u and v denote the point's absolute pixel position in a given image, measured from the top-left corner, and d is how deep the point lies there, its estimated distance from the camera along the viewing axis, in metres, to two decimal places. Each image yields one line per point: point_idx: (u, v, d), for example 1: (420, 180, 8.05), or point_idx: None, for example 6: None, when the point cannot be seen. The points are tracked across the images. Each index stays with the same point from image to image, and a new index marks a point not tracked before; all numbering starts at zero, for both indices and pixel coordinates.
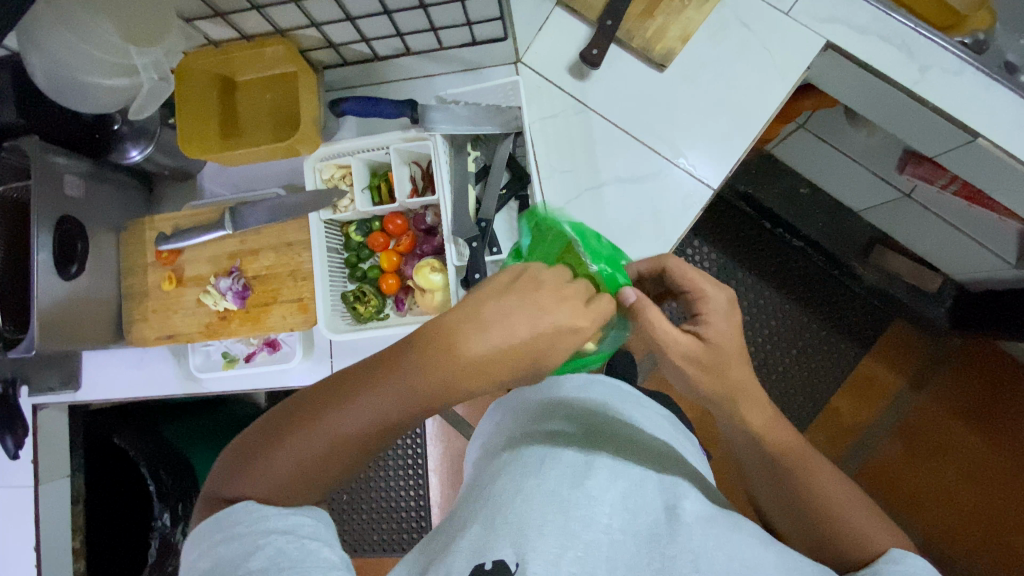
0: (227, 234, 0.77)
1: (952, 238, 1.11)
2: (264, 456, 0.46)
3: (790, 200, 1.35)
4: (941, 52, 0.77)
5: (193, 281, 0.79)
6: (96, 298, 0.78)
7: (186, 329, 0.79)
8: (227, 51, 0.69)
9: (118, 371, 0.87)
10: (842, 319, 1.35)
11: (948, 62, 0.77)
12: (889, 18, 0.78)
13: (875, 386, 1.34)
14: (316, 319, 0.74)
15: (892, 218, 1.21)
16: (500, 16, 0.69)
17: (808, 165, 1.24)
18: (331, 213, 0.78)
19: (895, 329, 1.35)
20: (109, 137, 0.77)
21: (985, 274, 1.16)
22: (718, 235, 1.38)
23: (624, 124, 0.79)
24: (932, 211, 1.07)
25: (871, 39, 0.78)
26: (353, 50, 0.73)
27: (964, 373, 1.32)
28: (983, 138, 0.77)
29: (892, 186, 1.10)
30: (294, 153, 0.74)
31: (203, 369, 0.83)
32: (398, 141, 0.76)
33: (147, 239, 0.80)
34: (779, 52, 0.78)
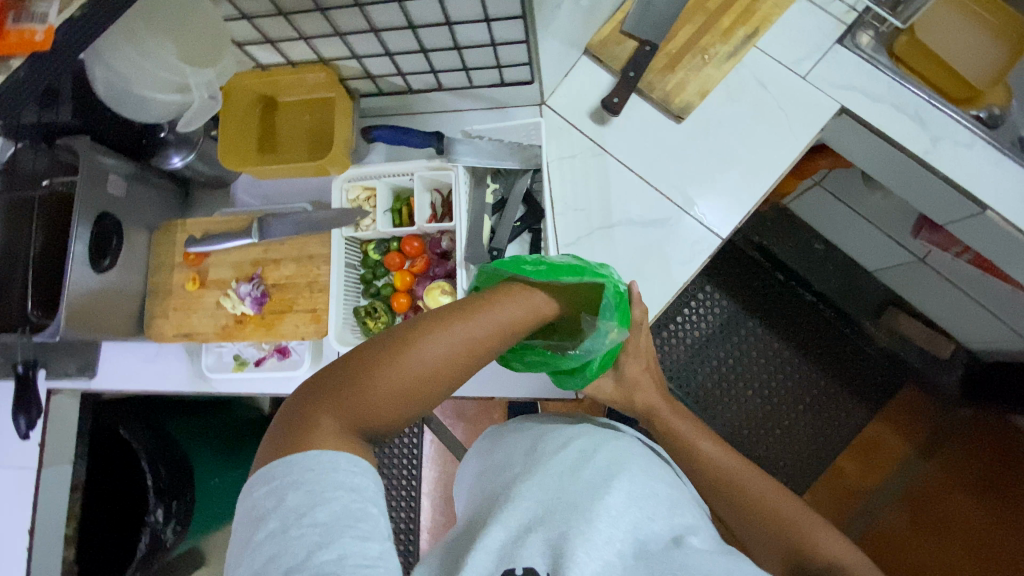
0: (253, 243, 0.81)
1: (966, 306, 1.11)
2: (346, 399, 0.44)
3: (804, 254, 1.36)
4: (953, 124, 0.79)
5: (215, 284, 0.83)
6: (123, 291, 0.82)
7: (202, 329, 0.82)
8: (274, 73, 0.75)
9: (133, 364, 0.90)
10: (852, 378, 1.34)
11: (961, 135, 0.79)
12: (903, 88, 0.81)
13: (882, 450, 1.32)
14: (327, 330, 0.77)
15: (905, 280, 1.21)
16: (528, 62, 0.73)
17: (823, 221, 1.26)
18: (353, 231, 0.81)
19: (905, 393, 1.32)
20: (154, 143, 0.83)
21: (997, 345, 1.16)
22: (732, 282, 1.39)
23: (638, 170, 0.83)
24: (945, 276, 1.08)
25: (884, 108, 0.81)
26: (388, 82, 0.78)
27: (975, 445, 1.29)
28: (992, 211, 0.78)
29: (906, 250, 1.11)
30: (324, 172, 0.78)
31: (214, 369, 0.85)
32: (423, 169, 0.80)
33: (177, 241, 0.85)
34: (794, 114, 0.81)
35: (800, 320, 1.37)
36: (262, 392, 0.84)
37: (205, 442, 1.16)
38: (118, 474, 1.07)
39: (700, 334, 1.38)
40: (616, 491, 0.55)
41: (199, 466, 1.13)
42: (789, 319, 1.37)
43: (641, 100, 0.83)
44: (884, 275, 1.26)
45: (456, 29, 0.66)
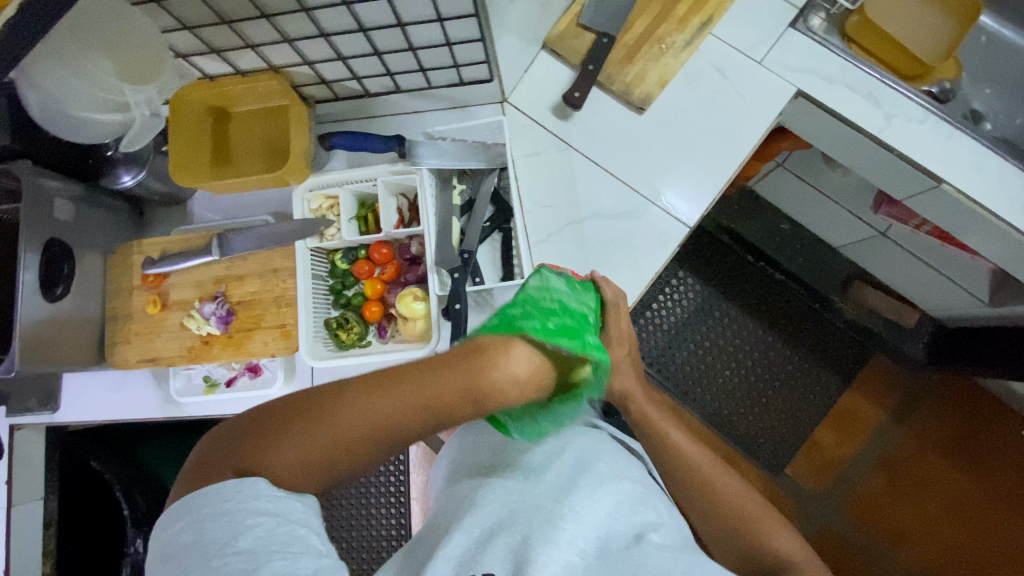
0: (215, 260, 0.78)
1: (925, 275, 1.15)
2: (268, 446, 0.47)
3: (771, 235, 1.38)
4: (905, 102, 0.81)
5: (177, 306, 0.80)
6: (80, 319, 0.79)
7: (168, 353, 0.79)
8: (222, 84, 0.72)
9: (97, 394, 0.86)
10: (824, 352, 1.37)
11: (913, 112, 0.81)
12: (855, 69, 0.82)
13: (855, 420, 1.36)
14: (298, 346, 0.75)
15: (868, 254, 1.25)
16: (486, 60, 0.72)
17: (787, 202, 1.28)
18: (318, 241, 0.79)
19: (875, 362, 1.36)
20: (101, 162, 0.78)
21: (960, 311, 1.19)
22: (703, 265, 1.41)
23: (604, 162, 0.83)
24: (905, 248, 1.11)
25: (839, 89, 0.82)
26: (344, 86, 0.76)
27: (945, 408, 1.33)
28: (947, 184, 0.80)
29: (868, 225, 1.14)
30: (283, 183, 0.76)
31: (183, 393, 0.82)
32: (386, 174, 0.79)
33: (135, 263, 0.81)
34: (753, 99, 0.82)
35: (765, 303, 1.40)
36: (236, 413, 0.82)
37: (181, 465, 1.14)
38: (93, 511, 1.03)
39: (676, 319, 1.40)
40: (581, 493, 0.59)
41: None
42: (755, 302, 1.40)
43: (602, 93, 0.83)
44: (849, 251, 1.28)
45: (408, 30, 0.64)
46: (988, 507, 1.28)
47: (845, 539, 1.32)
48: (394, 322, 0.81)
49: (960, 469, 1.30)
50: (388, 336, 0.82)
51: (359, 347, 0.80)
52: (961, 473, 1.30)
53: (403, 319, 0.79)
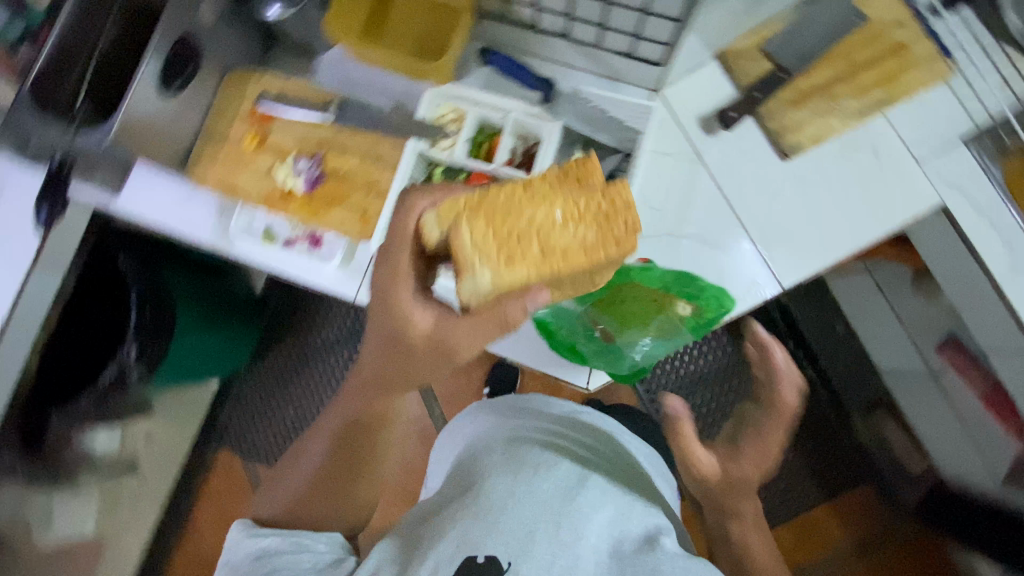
0: (325, 120, 0.78)
1: (948, 431, 1.08)
2: (287, 481, 0.81)
3: (823, 330, 1.30)
4: None
5: (273, 148, 0.80)
6: (175, 123, 0.78)
7: (248, 189, 0.80)
8: None
9: (156, 197, 0.82)
10: (819, 458, 1.36)
11: None
12: (1004, 206, 0.78)
13: (818, 531, 1.35)
14: (370, 237, 0.76)
15: (904, 389, 1.14)
16: (669, 43, 0.70)
17: (854, 306, 1.18)
18: (428, 146, 0.77)
19: (862, 490, 1.35)
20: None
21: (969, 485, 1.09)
22: (746, 330, 1.27)
23: (726, 190, 0.80)
24: (949, 398, 1.04)
25: (982, 220, 0.79)
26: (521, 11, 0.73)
27: (905, 555, 1.33)
28: None
29: (922, 359, 1.06)
30: (421, 76, 0.78)
31: (241, 233, 0.81)
32: (521, 114, 0.77)
33: (247, 94, 0.81)
34: (894, 193, 0.80)
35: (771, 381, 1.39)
36: (282, 273, 0.80)
37: (196, 303, 1.15)
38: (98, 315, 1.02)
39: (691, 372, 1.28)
40: (585, 504, 0.70)
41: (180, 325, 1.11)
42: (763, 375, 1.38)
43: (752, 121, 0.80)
44: (892, 382, 1.16)
45: None
46: None
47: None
48: None
49: None
50: None
51: None
52: None
53: None
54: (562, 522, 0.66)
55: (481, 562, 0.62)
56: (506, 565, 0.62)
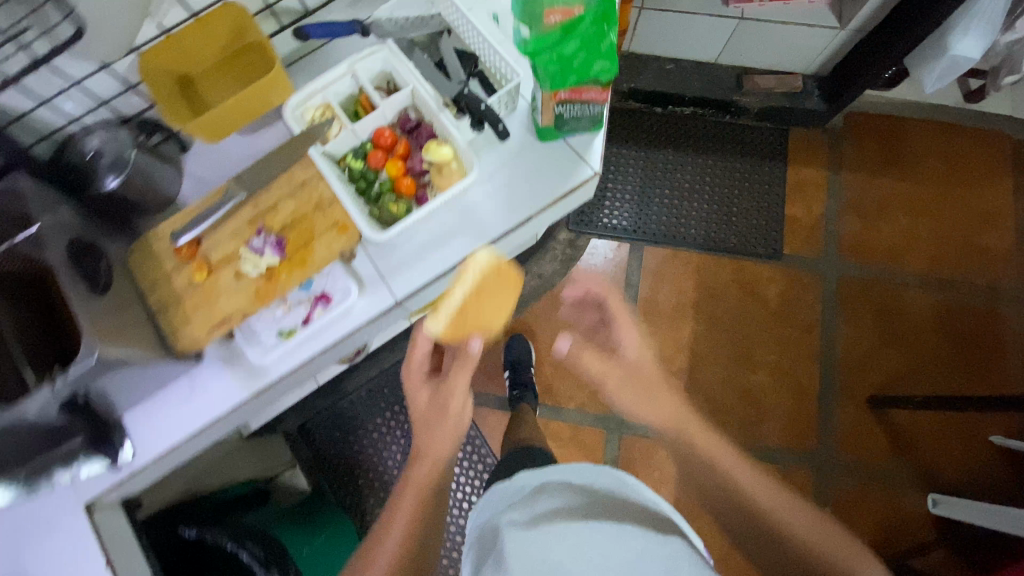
0: (241, 203, 0.79)
1: (772, 45, 1.54)
2: None
3: (685, 74, 1.66)
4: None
5: (223, 262, 0.77)
6: (130, 321, 0.74)
7: (234, 307, 0.76)
8: (206, 27, 0.77)
9: (172, 414, 0.81)
10: (752, 146, 1.71)
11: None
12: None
13: (808, 184, 1.70)
14: (360, 230, 0.78)
15: (738, 48, 1.58)
16: None
17: (662, 42, 1.60)
18: (326, 146, 0.83)
19: (794, 170, 1.70)
20: (84, 171, 0.78)
21: (822, 52, 1.54)
22: (633, 135, 1.74)
23: None
24: (762, 20, 1.45)
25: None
26: (285, 5, 0.83)
27: (858, 171, 1.70)
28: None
29: (727, 18, 1.46)
30: (268, 104, 0.80)
31: (263, 357, 0.81)
32: (358, 61, 0.84)
33: (158, 251, 0.78)
34: None
35: (708, 215, 1.68)
36: (320, 351, 0.82)
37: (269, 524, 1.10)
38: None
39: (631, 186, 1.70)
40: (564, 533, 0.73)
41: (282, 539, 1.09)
42: (716, 214, 1.67)
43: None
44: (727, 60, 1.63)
45: None
46: (896, 286, 1.62)
47: (885, 282, 1.63)
48: (429, 185, 0.85)
49: (880, 246, 1.66)
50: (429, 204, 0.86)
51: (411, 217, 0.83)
52: (884, 255, 1.65)
53: (437, 170, 0.83)
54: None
55: None
56: None
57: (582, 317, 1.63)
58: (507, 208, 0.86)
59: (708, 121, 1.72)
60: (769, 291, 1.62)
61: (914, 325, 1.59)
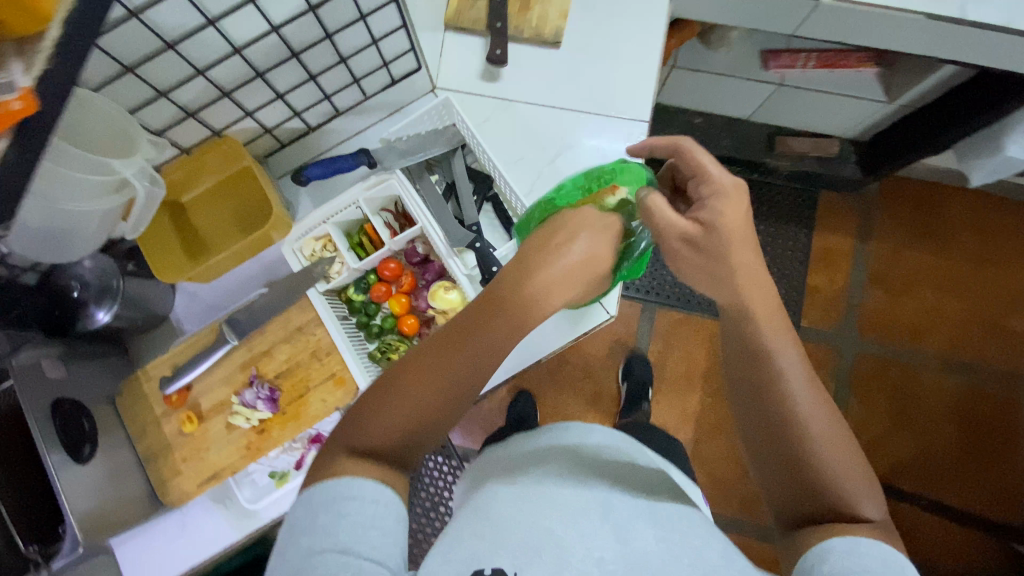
0: (233, 348, 0.75)
1: (813, 109, 1.42)
2: None
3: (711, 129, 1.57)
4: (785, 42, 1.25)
5: (215, 411, 0.74)
6: (118, 475, 0.71)
7: (226, 462, 0.73)
8: (200, 160, 0.71)
9: (163, 550, 0.79)
10: (779, 208, 1.62)
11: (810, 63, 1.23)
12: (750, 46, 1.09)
13: (833, 253, 1.61)
14: (358, 387, 0.73)
15: (776, 110, 1.46)
16: (411, 48, 0.75)
17: (691, 97, 1.49)
18: (326, 284, 0.78)
19: (818, 239, 1.61)
20: (70, 308, 0.74)
21: (867, 121, 1.42)
22: None
23: (545, 102, 0.88)
24: (805, 87, 1.33)
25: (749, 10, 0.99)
26: (287, 128, 0.76)
27: (886, 241, 1.61)
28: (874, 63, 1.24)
29: (767, 82, 1.35)
30: (267, 242, 0.75)
31: (254, 500, 0.79)
32: (363, 192, 0.78)
33: (149, 393, 0.75)
34: (625, 54, 0.88)
35: None
36: None
37: None
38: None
39: None
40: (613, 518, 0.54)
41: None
42: None
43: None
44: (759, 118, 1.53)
45: (337, 40, 0.66)
46: (914, 366, 1.56)
47: (902, 361, 1.56)
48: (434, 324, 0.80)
49: (902, 321, 1.57)
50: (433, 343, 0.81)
51: None
52: (905, 332, 1.57)
53: (443, 314, 0.78)
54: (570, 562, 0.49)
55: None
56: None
57: (589, 382, 1.59)
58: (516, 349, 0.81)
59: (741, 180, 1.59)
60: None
61: (928, 410, 1.53)
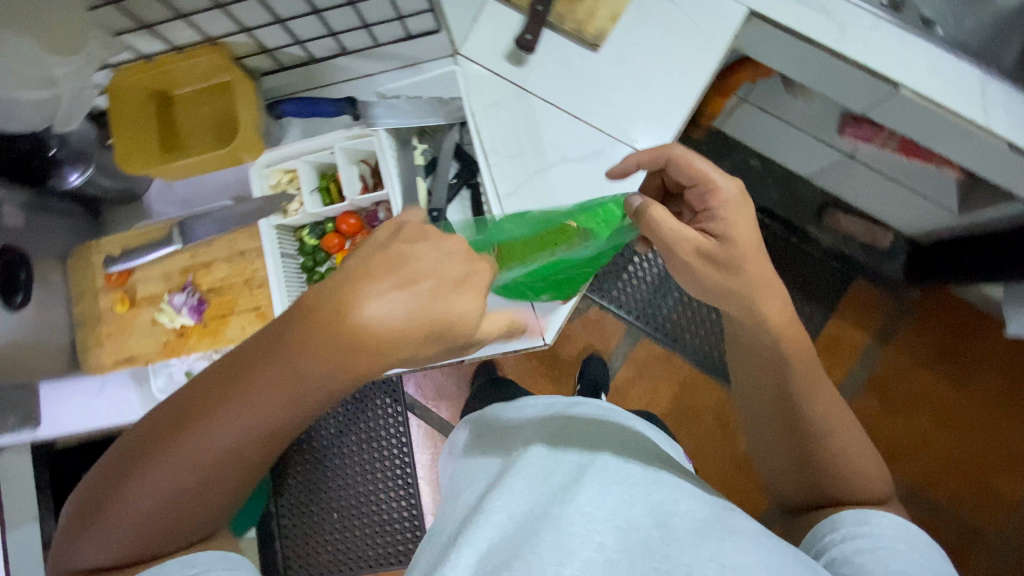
0: (178, 249, 0.77)
1: (880, 191, 1.28)
2: None
3: (762, 174, 1.47)
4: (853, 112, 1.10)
5: (147, 301, 0.78)
6: (46, 328, 0.76)
7: (144, 350, 0.78)
8: (189, 60, 0.70)
9: (77, 403, 0.85)
10: (808, 283, 1.47)
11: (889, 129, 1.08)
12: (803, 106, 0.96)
13: (843, 344, 1.47)
14: (277, 326, 0.75)
15: (837, 179, 1.34)
16: (429, 7, 0.71)
17: (754, 136, 1.38)
18: (281, 218, 0.78)
19: (833, 323, 1.47)
20: (46, 163, 0.76)
21: (931, 223, 1.29)
22: None
23: (563, 104, 0.82)
24: (871, 166, 1.21)
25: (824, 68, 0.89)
26: (287, 53, 0.74)
27: (905, 346, 1.46)
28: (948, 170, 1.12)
29: (836, 148, 1.23)
30: (236, 160, 0.74)
31: (165, 390, 0.81)
32: (343, 140, 0.77)
33: (95, 264, 0.79)
34: (662, 79, 0.81)
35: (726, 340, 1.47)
36: None
37: None
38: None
39: (658, 271, 1.48)
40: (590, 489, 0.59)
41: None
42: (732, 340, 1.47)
43: (863, 9, 0.80)
44: (818, 180, 1.40)
45: None
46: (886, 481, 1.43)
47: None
48: None
49: (891, 432, 1.44)
50: None
51: None
52: (889, 447, 1.44)
53: None
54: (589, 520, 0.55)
55: None
56: None
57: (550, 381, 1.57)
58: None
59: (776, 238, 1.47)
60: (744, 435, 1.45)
61: None
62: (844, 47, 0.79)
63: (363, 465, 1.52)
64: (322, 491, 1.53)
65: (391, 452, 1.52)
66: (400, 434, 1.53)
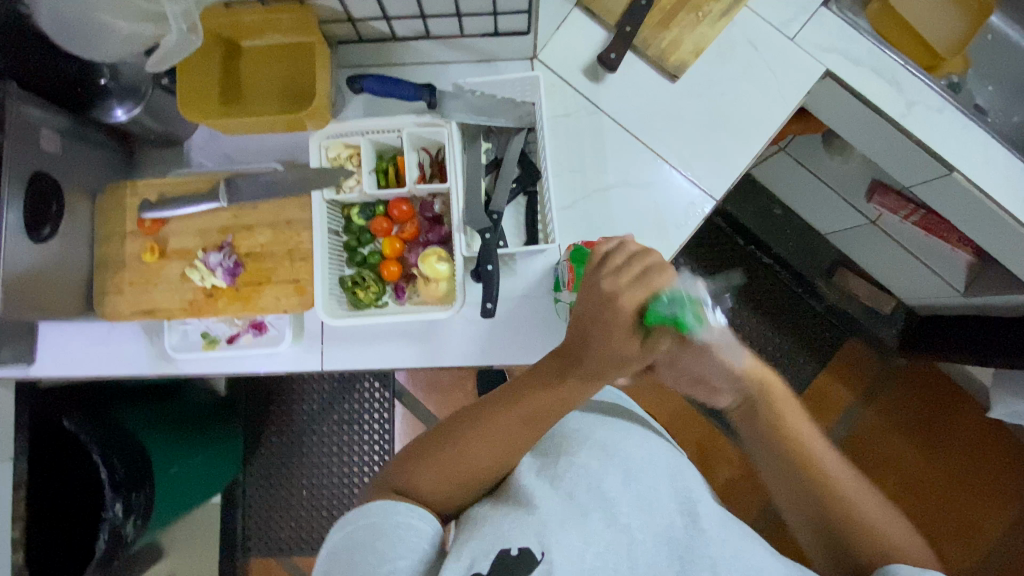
0: (220, 207, 0.73)
1: (894, 261, 1.33)
2: None
3: (781, 224, 1.51)
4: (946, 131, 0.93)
5: (178, 254, 0.74)
6: (65, 265, 0.72)
7: (166, 305, 0.74)
8: (271, 15, 0.68)
9: (81, 347, 0.80)
10: (806, 335, 1.52)
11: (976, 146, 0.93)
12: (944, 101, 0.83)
13: (829, 399, 1.52)
14: (313, 303, 0.72)
15: (853, 241, 1.38)
16: (525, 9, 0.69)
17: (782, 187, 1.41)
18: (334, 193, 0.75)
19: (823, 377, 1.52)
20: (93, 90, 0.73)
21: (933, 299, 1.33)
22: (698, 248, 1.53)
23: (632, 128, 0.82)
24: (891, 236, 1.24)
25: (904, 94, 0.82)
26: (371, 26, 0.72)
27: (887, 409, 1.51)
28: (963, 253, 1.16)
29: (861, 213, 1.27)
30: (300, 126, 0.72)
31: (180, 349, 0.79)
32: (411, 126, 0.75)
33: (128, 206, 0.75)
34: (732, 120, 0.81)
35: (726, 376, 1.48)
36: (238, 371, 0.80)
37: (159, 429, 1.14)
38: (62, 472, 0.97)
39: None
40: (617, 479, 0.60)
41: (155, 454, 1.10)
42: None
43: (931, 87, 0.81)
44: (835, 238, 1.44)
45: None
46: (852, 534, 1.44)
47: None
48: (412, 283, 0.78)
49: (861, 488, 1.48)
50: (405, 297, 0.80)
51: (376, 307, 0.77)
52: None
53: (424, 280, 0.76)
54: (618, 496, 0.58)
55: (514, 555, 0.51)
56: (540, 556, 0.51)
57: None
58: (473, 347, 0.78)
59: (784, 287, 1.51)
60: (721, 471, 1.44)
61: None
62: (908, 122, 0.81)
63: (339, 445, 1.49)
64: (291, 465, 1.49)
65: (372, 440, 1.48)
66: (383, 422, 1.49)
